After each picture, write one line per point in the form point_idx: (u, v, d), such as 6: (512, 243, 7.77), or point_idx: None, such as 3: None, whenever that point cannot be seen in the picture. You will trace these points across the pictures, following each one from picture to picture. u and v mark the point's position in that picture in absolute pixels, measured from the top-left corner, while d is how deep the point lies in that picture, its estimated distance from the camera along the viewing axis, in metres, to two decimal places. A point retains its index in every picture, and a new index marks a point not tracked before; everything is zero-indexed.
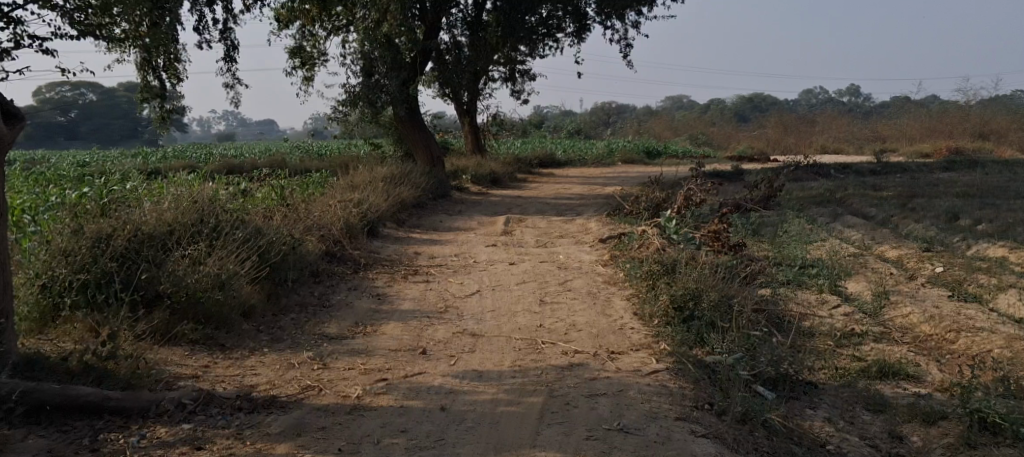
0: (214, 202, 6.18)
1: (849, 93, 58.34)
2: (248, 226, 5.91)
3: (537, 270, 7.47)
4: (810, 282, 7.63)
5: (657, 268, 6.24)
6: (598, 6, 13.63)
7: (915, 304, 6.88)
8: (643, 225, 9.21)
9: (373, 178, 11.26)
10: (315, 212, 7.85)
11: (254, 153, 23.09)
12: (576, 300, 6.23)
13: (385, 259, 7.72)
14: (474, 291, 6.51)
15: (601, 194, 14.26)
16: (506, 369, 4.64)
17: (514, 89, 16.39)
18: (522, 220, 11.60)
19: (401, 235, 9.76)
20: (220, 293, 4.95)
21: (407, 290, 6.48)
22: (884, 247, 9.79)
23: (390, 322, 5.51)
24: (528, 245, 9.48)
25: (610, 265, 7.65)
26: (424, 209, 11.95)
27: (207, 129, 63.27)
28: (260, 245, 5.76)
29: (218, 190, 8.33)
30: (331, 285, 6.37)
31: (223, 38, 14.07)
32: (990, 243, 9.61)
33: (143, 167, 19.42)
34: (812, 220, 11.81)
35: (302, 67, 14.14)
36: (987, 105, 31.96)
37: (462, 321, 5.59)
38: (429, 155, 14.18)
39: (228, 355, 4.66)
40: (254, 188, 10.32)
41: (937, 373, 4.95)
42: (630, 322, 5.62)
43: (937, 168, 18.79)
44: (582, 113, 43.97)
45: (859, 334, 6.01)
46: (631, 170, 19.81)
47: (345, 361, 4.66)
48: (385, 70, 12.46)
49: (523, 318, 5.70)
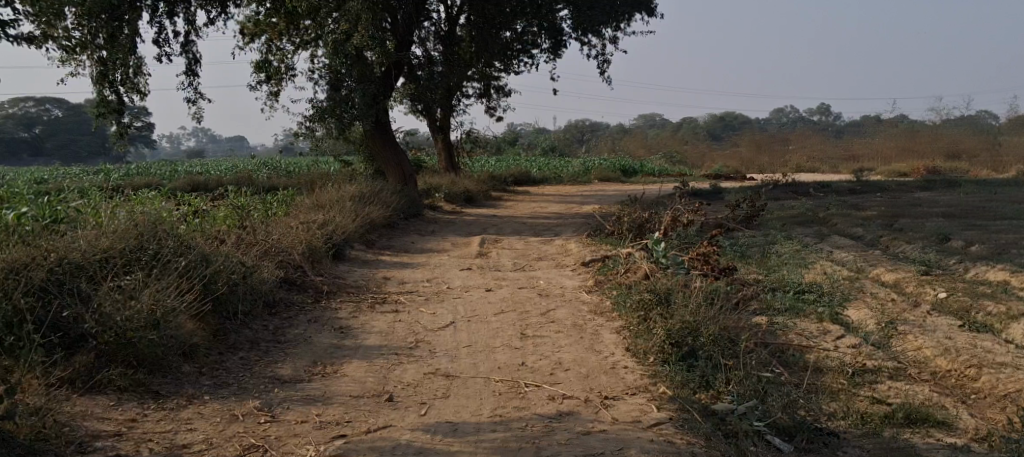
0: (160, 225, 5.51)
1: (821, 111, 58.60)
2: (193, 253, 5.24)
3: (516, 297, 6.89)
4: (809, 308, 7.11)
5: (649, 297, 5.68)
6: (574, 23, 13.10)
7: (925, 335, 6.38)
8: (629, 246, 8.67)
9: (340, 197, 10.65)
10: (274, 234, 7.22)
11: (220, 170, 22.45)
12: (560, 333, 5.64)
13: (350, 286, 7.10)
14: (448, 323, 5.90)
15: (580, 213, 13.72)
16: (485, 420, 4.03)
17: (489, 104, 15.90)
18: (498, 241, 11.02)
19: (369, 257, 9.14)
20: (155, 333, 4.27)
21: (373, 322, 5.87)
22: (879, 270, 9.33)
23: (354, 360, 4.89)
24: (506, 268, 8.91)
25: (595, 292, 7.09)
26: (395, 230, 11.35)
27: (176, 145, 62.42)
28: (206, 274, 5.10)
29: (167, 211, 7.69)
30: (288, 318, 5.73)
31: (183, 50, 13.43)
32: (988, 266, 9.19)
33: (102, 184, 18.68)
34: (800, 240, 11.35)
35: (267, 81, 13.52)
36: (960, 125, 31.90)
37: (434, 359, 4.98)
38: (401, 173, 13.55)
39: (162, 405, 3.98)
40: (212, 208, 9.65)
41: (968, 419, 4.44)
42: (623, 361, 5.05)
43: (918, 187, 18.49)
44: (555, 131, 43.71)
45: (871, 371, 5.49)
46: (608, 188, 19.33)
47: (298, 412, 4.02)
48: (353, 83, 11.85)
49: (503, 355, 5.10)
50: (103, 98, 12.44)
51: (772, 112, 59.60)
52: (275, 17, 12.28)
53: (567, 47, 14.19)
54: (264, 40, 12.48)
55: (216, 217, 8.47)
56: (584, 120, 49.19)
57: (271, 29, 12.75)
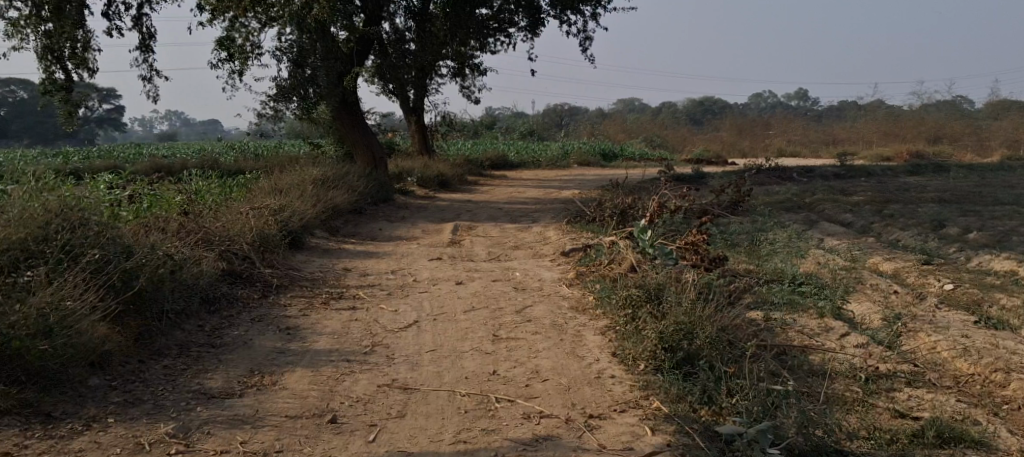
0: (84, 210, 4.81)
1: (797, 97, 58.22)
2: (112, 243, 4.54)
3: (488, 292, 6.23)
4: (808, 302, 6.51)
5: (637, 293, 5.07)
6: (552, 0, 12.50)
7: (938, 333, 5.79)
8: (612, 234, 8.03)
9: (301, 181, 9.92)
10: (221, 222, 6.52)
11: (186, 153, 21.55)
12: (538, 334, 4.99)
13: (305, 278, 6.42)
14: (412, 323, 5.24)
15: (558, 198, 13.09)
16: (446, 449, 3.47)
17: (465, 85, 15.18)
18: (472, 228, 10.35)
19: (332, 246, 8.44)
20: (47, 343, 3.59)
21: (326, 322, 5.20)
22: (876, 259, 8.76)
23: (299, 368, 4.22)
24: (479, 258, 8.25)
25: (575, 285, 6.46)
26: (362, 216, 10.64)
27: (148, 129, 61.12)
28: (127, 270, 4.40)
29: (104, 196, 6.93)
30: (228, 317, 5.05)
31: (138, 25, 12.64)
32: (991, 254, 8.63)
33: (60, 167, 17.81)
34: (788, 227, 10.79)
35: (231, 60, 12.74)
36: (942, 110, 31.50)
37: (391, 367, 4.31)
38: (371, 156, 12.83)
39: (48, 433, 3.37)
40: (161, 191, 8.91)
41: (1008, 438, 3.87)
42: (609, 368, 4.43)
43: (902, 171, 17.99)
44: (534, 116, 43.02)
45: (887, 375, 4.90)
46: (588, 172, 18.67)
47: (220, 438, 3.45)
48: (318, 61, 11.13)
49: (471, 361, 4.46)
50: (52, 76, 11.64)
51: (750, 98, 59.30)
52: None
53: (544, 26, 13.58)
54: (228, 16, 11.67)
55: (161, 201, 7.75)
56: (563, 104, 48.47)
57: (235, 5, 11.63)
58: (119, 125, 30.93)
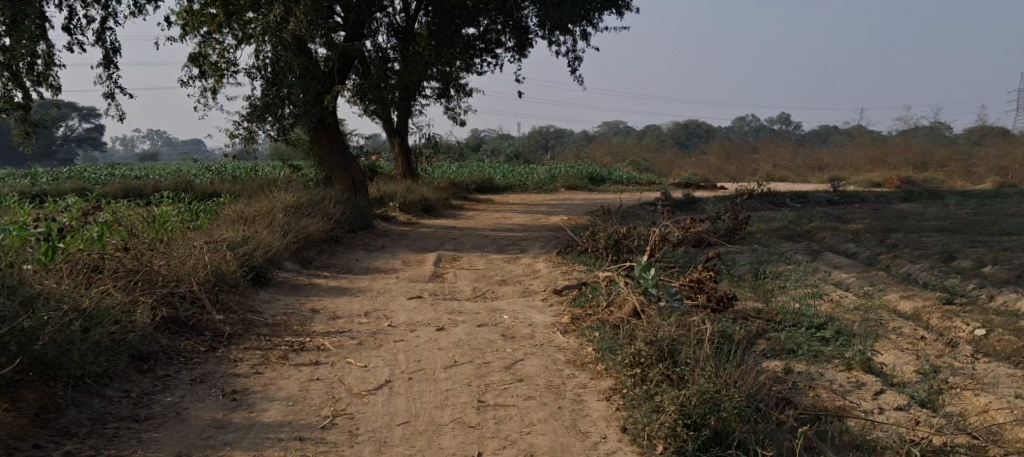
0: None
1: (781, 121, 57.79)
2: (9, 295, 3.91)
3: (473, 341, 5.45)
4: (833, 350, 5.75)
5: (648, 351, 4.33)
6: (541, 21, 11.88)
7: (986, 393, 5.06)
8: (608, 270, 7.28)
9: (272, 208, 9.17)
10: (169, 257, 5.74)
11: (161, 175, 20.66)
12: (531, 400, 4.26)
13: (266, 323, 5.62)
14: (386, 381, 4.51)
15: (547, 225, 12.37)
16: None
17: (449, 106, 14.46)
18: (455, 259, 9.55)
19: (302, 281, 7.65)
20: None
21: (283, 382, 4.45)
22: (893, 296, 8.04)
23: (238, 452, 3.63)
24: (462, 296, 7.49)
25: (571, 333, 5.70)
26: (339, 244, 9.89)
27: (131, 148, 60.43)
28: (24, 329, 3.75)
29: (43, 226, 6.15)
30: (163, 378, 4.37)
31: (101, 41, 11.87)
32: (1015, 293, 7.93)
33: (27, 188, 16.89)
34: (789, 258, 10.08)
35: (204, 78, 11.95)
36: (928, 136, 31.02)
37: (353, 448, 3.71)
38: (351, 180, 11.99)
39: None
40: (115, 215, 8.10)
41: None
42: (619, 451, 3.80)
43: (896, 198, 17.36)
44: (518, 137, 42.38)
45: (944, 450, 4.25)
46: (575, 197, 17.90)
47: None
48: (295, 80, 10.31)
49: (450, 440, 3.82)
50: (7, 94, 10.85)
51: (735, 122, 58.96)
52: (212, 7, 10.69)
53: (533, 47, 12.96)
54: (200, 31, 10.89)
55: (111, 230, 6.98)
56: (547, 127, 47.95)
57: (209, 20, 10.86)
58: (98, 145, 30.02)
